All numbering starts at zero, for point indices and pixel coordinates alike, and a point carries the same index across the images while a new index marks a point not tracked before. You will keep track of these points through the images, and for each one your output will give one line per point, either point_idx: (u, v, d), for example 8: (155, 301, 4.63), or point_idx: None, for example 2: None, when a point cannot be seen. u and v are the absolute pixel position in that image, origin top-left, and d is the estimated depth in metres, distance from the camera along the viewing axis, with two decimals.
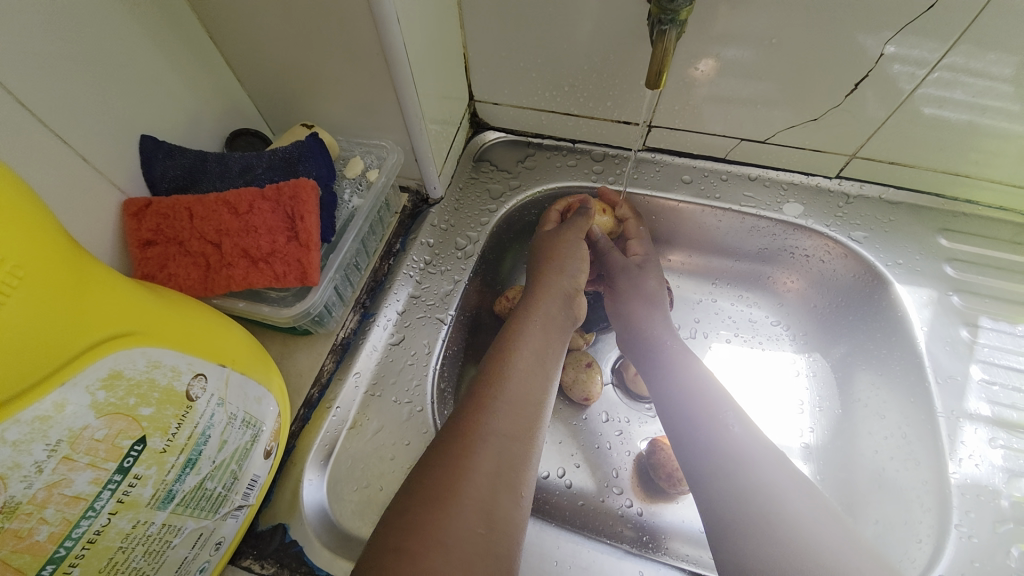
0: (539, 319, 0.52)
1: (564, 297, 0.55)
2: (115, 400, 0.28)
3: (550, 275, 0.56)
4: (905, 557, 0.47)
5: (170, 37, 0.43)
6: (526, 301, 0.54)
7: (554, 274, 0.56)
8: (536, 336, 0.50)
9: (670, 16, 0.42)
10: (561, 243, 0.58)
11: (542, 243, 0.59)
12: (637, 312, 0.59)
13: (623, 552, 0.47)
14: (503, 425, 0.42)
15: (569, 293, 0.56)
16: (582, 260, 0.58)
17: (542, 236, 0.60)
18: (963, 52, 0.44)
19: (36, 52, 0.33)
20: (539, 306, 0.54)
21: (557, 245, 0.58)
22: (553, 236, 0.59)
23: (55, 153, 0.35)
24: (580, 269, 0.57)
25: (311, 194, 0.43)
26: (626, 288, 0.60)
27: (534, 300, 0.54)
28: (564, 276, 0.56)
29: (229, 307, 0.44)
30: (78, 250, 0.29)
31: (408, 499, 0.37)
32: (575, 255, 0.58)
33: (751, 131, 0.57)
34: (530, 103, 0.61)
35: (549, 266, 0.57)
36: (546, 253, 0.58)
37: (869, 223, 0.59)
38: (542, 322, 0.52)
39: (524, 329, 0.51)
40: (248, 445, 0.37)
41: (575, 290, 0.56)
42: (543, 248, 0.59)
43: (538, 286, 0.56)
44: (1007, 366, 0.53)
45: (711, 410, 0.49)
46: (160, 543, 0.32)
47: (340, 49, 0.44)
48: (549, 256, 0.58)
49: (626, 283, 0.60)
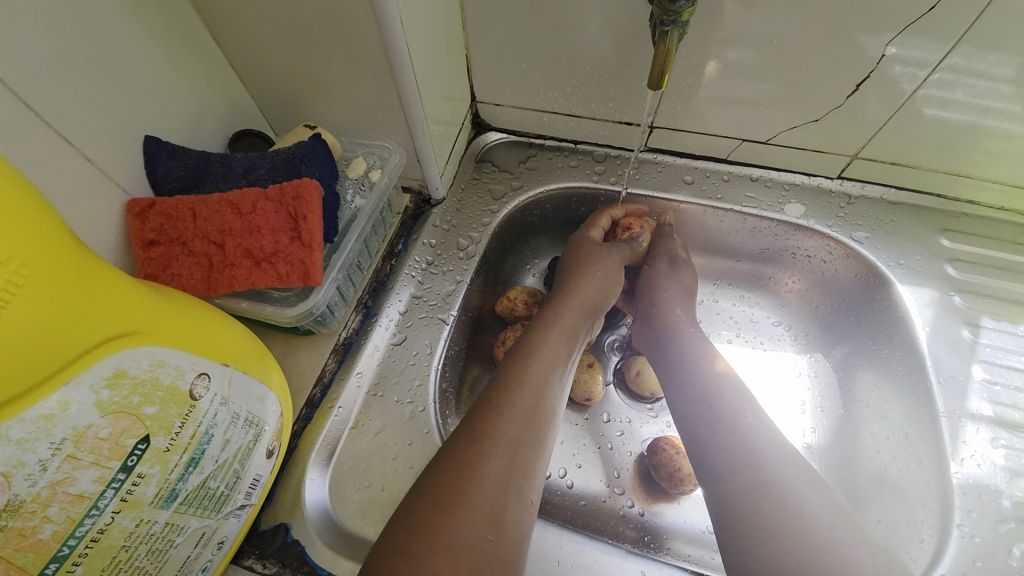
0: (561, 326, 0.52)
1: (589, 308, 0.56)
2: (118, 399, 0.28)
3: (577, 284, 0.57)
4: (908, 556, 0.46)
5: (173, 38, 0.43)
6: (551, 308, 0.55)
7: (585, 286, 0.57)
8: (555, 344, 0.50)
9: (672, 18, 0.42)
10: (605, 261, 0.59)
11: (583, 251, 0.60)
12: (663, 295, 0.61)
13: (625, 552, 0.47)
14: (516, 431, 0.42)
15: (595, 305, 0.57)
16: (616, 280, 0.59)
17: (584, 243, 0.61)
18: (964, 53, 0.44)
19: (41, 52, 0.33)
20: (563, 314, 0.54)
21: (598, 261, 0.59)
22: (598, 249, 0.60)
23: (59, 153, 0.36)
24: (610, 288, 0.59)
25: (314, 194, 0.43)
26: (663, 273, 0.62)
27: (560, 307, 0.54)
28: (593, 287, 0.57)
29: (231, 307, 0.44)
30: (82, 248, 0.29)
31: (417, 501, 0.37)
32: (613, 271, 0.59)
33: (752, 132, 0.57)
34: (531, 104, 0.61)
35: (581, 276, 0.58)
36: (583, 263, 0.59)
37: (870, 224, 0.59)
38: (564, 330, 0.52)
39: (546, 336, 0.51)
40: (251, 445, 0.37)
41: (599, 305, 0.57)
42: (581, 258, 0.60)
43: (564, 294, 0.56)
44: (1008, 366, 0.53)
45: (728, 405, 0.49)
46: (163, 542, 0.32)
47: (343, 50, 0.44)
48: (587, 267, 0.59)
49: (665, 270, 0.62)
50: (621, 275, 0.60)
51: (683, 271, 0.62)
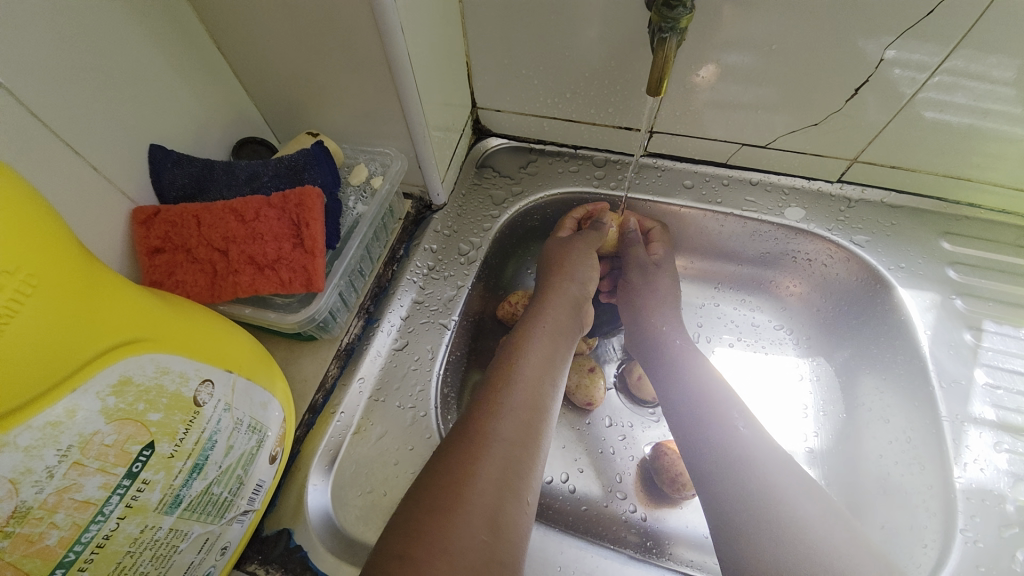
0: (546, 325, 0.53)
1: (572, 305, 0.56)
2: (124, 406, 0.28)
3: (559, 282, 0.57)
4: (911, 561, 0.46)
5: (178, 47, 0.44)
6: (535, 308, 0.55)
7: (562, 281, 0.57)
8: (541, 342, 0.51)
9: (670, 24, 0.42)
10: (572, 252, 0.59)
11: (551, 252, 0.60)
12: (652, 305, 0.61)
13: (626, 558, 0.47)
14: (509, 432, 0.42)
15: (576, 301, 0.57)
16: (590, 270, 0.59)
17: (552, 243, 0.61)
18: (964, 56, 0.44)
19: (48, 63, 0.34)
20: (548, 313, 0.54)
21: (568, 252, 0.59)
22: (563, 244, 0.60)
23: (65, 163, 0.36)
24: (585, 277, 0.59)
25: (316, 202, 0.44)
26: (638, 283, 0.62)
27: (544, 307, 0.55)
28: (572, 283, 0.57)
29: (235, 313, 0.45)
30: (89, 257, 0.29)
31: (416, 506, 0.38)
32: (582, 262, 0.59)
33: (752, 136, 0.58)
34: (531, 110, 0.62)
35: (557, 275, 0.58)
36: (556, 259, 0.59)
37: (870, 228, 0.60)
38: (550, 329, 0.53)
39: (532, 335, 0.51)
40: (254, 451, 0.37)
41: (581, 301, 0.57)
42: (552, 257, 0.60)
43: (547, 293, 0.56)
44: (1011, 370, 0.52)
45: (721, 412, 0.50)
46: (167, 547, 0.32)
47: (345, 58, 0.45)
48: (560, 262, 0.59)
49: (639, 279, 0.62)
50: (591, 258, 0.59)
51: (660, 276, 0.62)
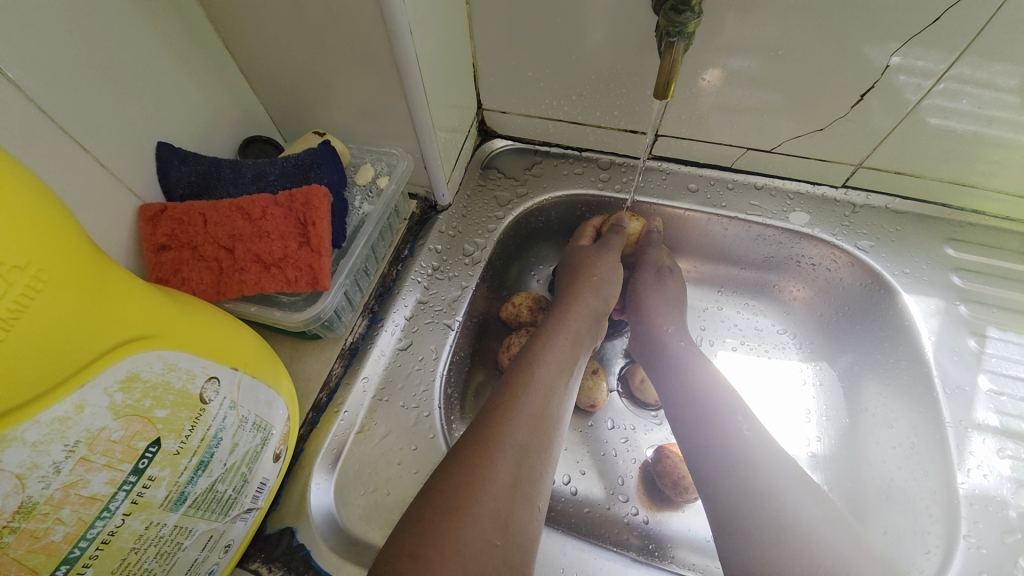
0: (567, 333, 0.53)
1: (594, 316, 0.56)
2: (131, 402, 0.28)
3: (581, 291, 0.57)
4: (913, 567, 0.46)
5: (186, 45, 0.44)
6: (557, 314, 0.55)
7: (589, 294, 0.57)
8: (563, 351, 0.51)
9: (678, 29, 0.42)
10: (600, 263, 0.59)
11: (578, 255, 0.61)
12: (655, 308, 0.61)
13: (629, 560, 0.47)
14: (523, 437, 0.42)
15: (598, 312, 0.57)
16: (616, 284, 0.59)
17: (575, 249, 0.62)
18: (969, 63, 0.45)
19: (58, 61, 0.34)
20: (569, 321, 0.54)
21: (594, 262, 0.60)
22: (592, 253, 0.61)
23: (73, 159, 0.36)
24: (610, 290, 0.59)
25: (323, 201, 0.44)
26: (649, 284, 0.62)
27: (568, 314, 0.55)
28: (596, 296, 0.58)
29: (241, 311, 0.45)
30: (99, 255, 0.29)
31: (426, 505, 0.38)
32: (610, 279, 0.59)
33: (757, 140, 0.58)
34: (537, 112, 0.62)
35: (580, 283, 0.58)
36: (582, 270, 0.60)
37: (875, 233, 0.60)
38: (572, 337, 0.53)
39: (554, 341, 0.51)
40: (258, 448, 0.37)
41: (604, 313, 0.58)
42: (577, 264, 0.60)
43: (570, 301, 0.56)
44: (1015, 376, 0.52)
45: (725, 415, 0.49)
46: (171, 544, 0.32)
47: (352, 58, 0.45)
48: (587, 273, 0.59)
49: (651, 281, 0.63)
50: (618, 271, 0.60)
51: (669, 282, 0.63)
